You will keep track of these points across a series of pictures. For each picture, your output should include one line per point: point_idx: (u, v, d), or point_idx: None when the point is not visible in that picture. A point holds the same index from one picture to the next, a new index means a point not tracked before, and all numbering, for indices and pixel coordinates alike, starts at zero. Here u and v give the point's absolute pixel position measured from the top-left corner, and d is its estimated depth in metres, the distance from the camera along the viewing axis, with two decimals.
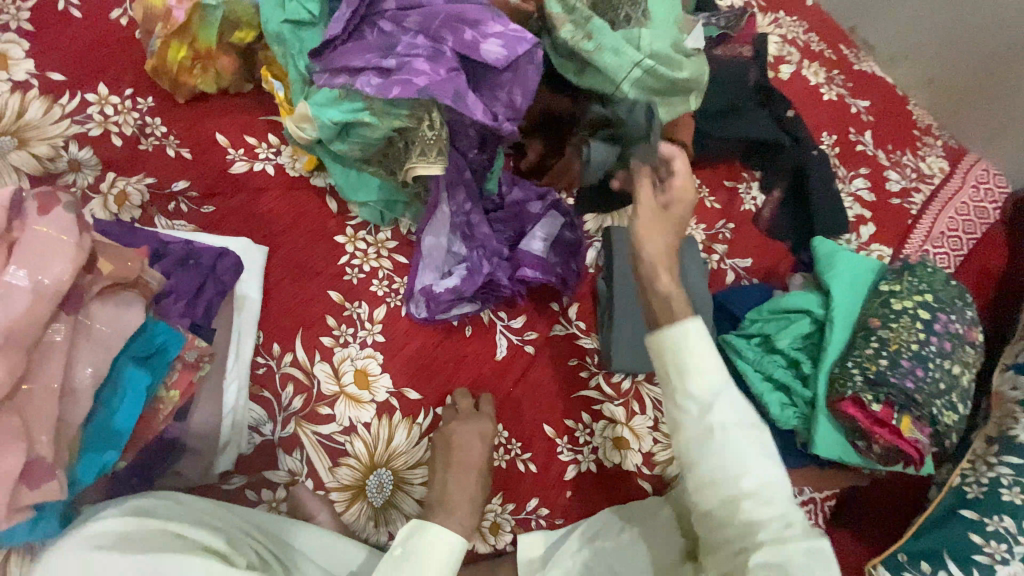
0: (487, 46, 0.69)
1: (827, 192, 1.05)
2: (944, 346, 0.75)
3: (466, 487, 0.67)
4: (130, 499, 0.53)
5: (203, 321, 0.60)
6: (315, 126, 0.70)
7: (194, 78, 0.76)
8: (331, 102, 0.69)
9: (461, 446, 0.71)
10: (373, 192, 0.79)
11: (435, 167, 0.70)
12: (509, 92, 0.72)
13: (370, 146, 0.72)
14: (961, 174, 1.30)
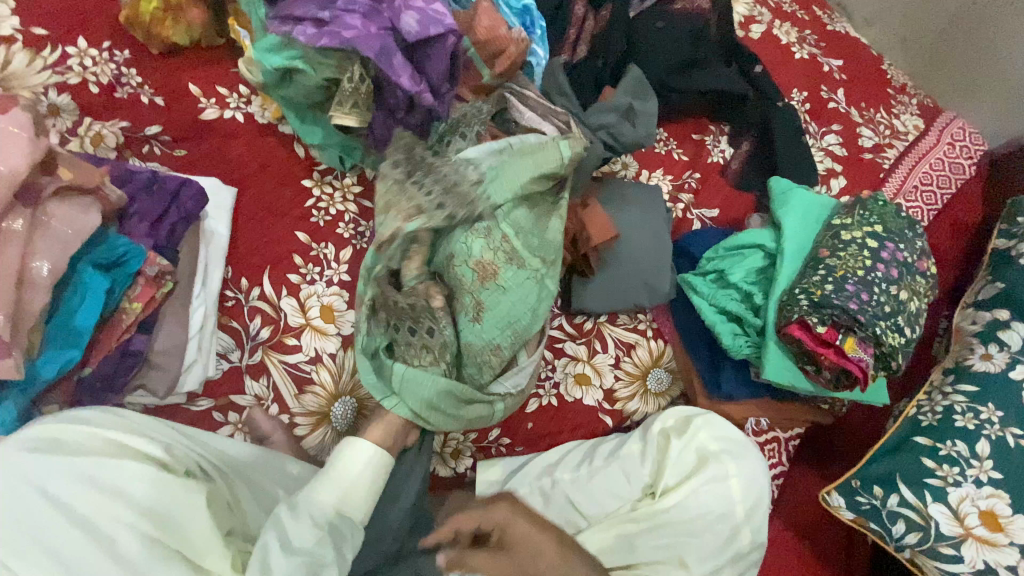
0: (406, 17, 0.72)
1: (792, 143, 1.08)
2: (891, 273, 0.76)
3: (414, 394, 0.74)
4: (78, 409, 0.57)
5: (166, 243, 0.64)
6: (260, 70, 0.75)
7: (166, 29, 0.79)
8: (273, 49, 0.73)
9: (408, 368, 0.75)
10: (322, 136, 0.82)
11: (350, 119, 0.74)
12: (439, 62, 0.75)
13: (310, 93, 0.77)
14: (935, 132, 1.31)
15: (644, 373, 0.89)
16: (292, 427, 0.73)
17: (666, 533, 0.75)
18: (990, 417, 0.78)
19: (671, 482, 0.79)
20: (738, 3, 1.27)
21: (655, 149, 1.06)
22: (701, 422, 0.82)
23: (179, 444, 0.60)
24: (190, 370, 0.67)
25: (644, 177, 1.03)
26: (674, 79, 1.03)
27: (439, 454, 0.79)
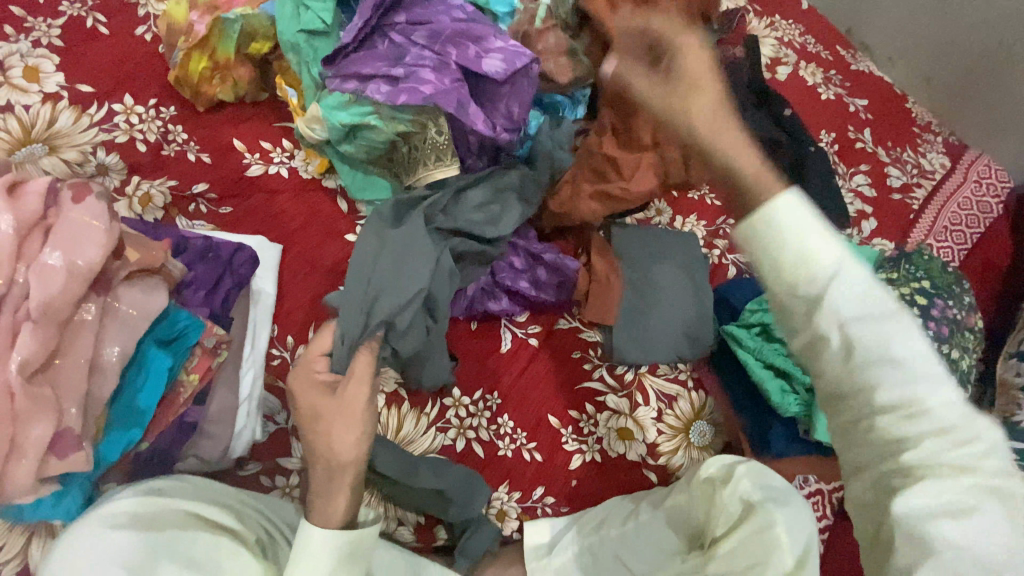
0: (489, 60, 0.74)
1: (826, 187, 1.07)
2: (941, 331, 0.76)
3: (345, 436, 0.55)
4: (158, 478, 0.56)
5: (221, 311, 0.64)
6: (325, 127, 0.76)
7: (213, 87, 0.80)
8: (341, 106, 0.74)
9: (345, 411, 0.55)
10: (376, 190, 0.82)
11: (451, 168, 0.77)
12: (507, 103, 0.76)
13: (375, 148, 0.77)
14: (961, 171, 1.31)
15: (686, 426, 0.88)
16: None
17: None
18: None
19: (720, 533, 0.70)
20: (764, 45, 1.28)
21: (688, 194, 1.06)
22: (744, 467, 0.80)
23: (245, 511, 0.58)
24: (239, 438, 0.66)
25: (679, 224, 1.04)
26: None
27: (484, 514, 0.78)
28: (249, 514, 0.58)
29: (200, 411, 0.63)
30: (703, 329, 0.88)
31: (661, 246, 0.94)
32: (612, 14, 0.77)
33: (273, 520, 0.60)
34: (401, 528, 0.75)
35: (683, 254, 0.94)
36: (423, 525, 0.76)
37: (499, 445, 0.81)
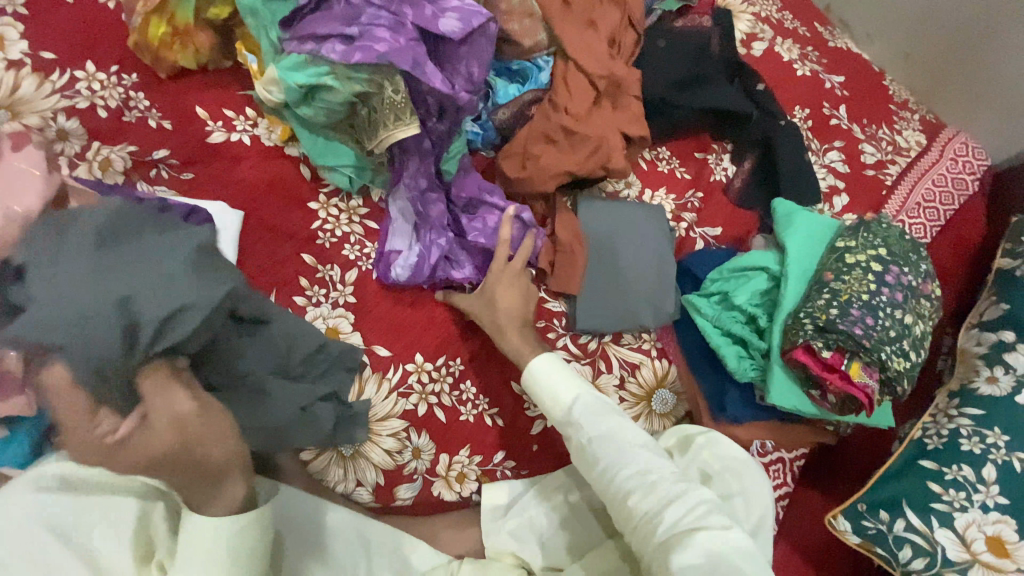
0: (445, 20, 0.76)
1: (795, 161, 1.08)
2: (896, 297, 0.76)
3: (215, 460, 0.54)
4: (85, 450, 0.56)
5: None
6: (281, 89, 0.74)
7: (174, 53, 0.80)
8: (297, 67, 0.73)
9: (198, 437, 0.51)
10: (340, 158, 0.81)
11: (411, 127, 0.75)
12: (466, 65, 0.79)
13: (334, 111, 0.76)
14: (936, 148, 1.32)
15: (648, 394, 0.89)
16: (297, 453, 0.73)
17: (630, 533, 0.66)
18: (996, 442, 0.78)
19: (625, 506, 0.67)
20: (740, 20, 1.28)
21: (658, 167, 1.06)
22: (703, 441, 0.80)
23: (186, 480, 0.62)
24: None
25: (647, 197, 1.04)
26: (678, 97, 1.02)
27: (444, 477, 0.79)
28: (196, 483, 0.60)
29: None
30: (662, 297, 0.90)
31: (629, 219, 0.94)
32: (559, 23, 0.91)
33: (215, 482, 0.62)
34: (359, 488, 0.77)
35: (649, 226, 0.95)
36: (382, 487, 0.77)
37: (460, 410, 0.82)
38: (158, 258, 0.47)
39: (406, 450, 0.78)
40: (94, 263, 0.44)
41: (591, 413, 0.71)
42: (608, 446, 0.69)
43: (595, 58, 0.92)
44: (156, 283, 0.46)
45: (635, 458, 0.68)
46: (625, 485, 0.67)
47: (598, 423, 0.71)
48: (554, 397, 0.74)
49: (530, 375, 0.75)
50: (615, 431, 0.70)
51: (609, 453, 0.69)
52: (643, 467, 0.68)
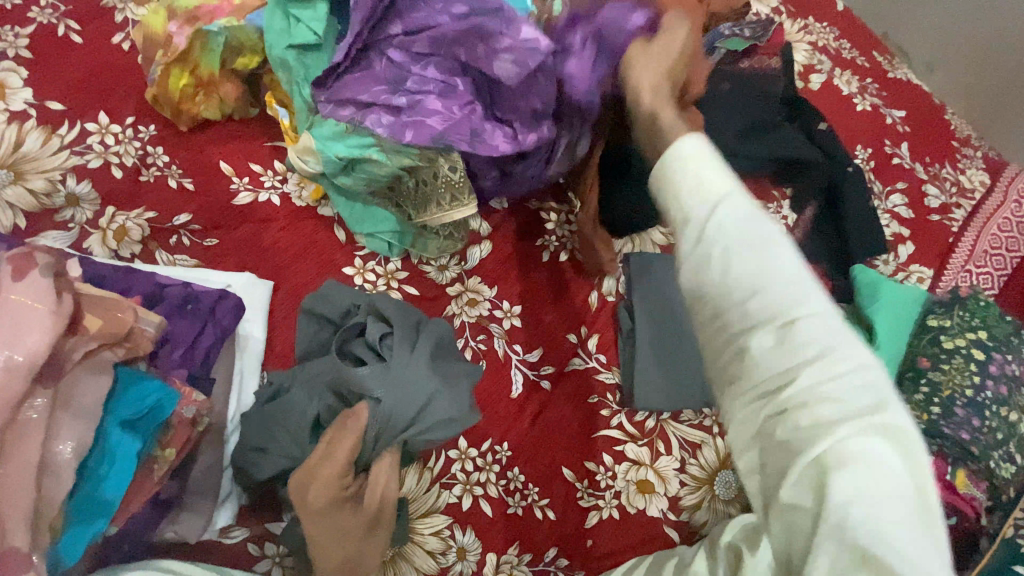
0: (500, 64, 0.63)
1: (863, 213, 0.99)
2: (1000, 391, 0.68)
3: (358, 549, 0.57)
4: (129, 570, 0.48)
5: (201, 370, 0.57)
6: (317, 160, 0.68)
7: (197, 105, 0.72)
8: (337, 137, 0.67)
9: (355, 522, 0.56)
10: (378, 224, 0.76)
11: (467, 206, 0.70)
12: (527, 102, 0.66)
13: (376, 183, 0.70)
14: (1002, 189, 1.23)
15: (711, 478, 0.81)
16: None
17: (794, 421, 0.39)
18: None
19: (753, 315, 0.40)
20: (796, 51, 1.19)
21: None
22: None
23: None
24: (225, 504, 0.61)
25: None
26: (741, 143, 0.94)
27: None
28: None
29: (179, 483, 0.57)
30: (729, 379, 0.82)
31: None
32: None
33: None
34: None
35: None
36: None
37: (508, 501, 0.75)
38: (448, 371, 0.62)
39: (451, 550, 0.71)
40: (429, 370, 0.61)
41: (746, 223, 0.42)
42: (742, 272, 0.40)
43: None
44: (444, 400, 0.60)
45: (799, 293, 0.40)
46: (771, 387, 0.40)
47: (818, 330, 0.39)
48: (709, 186, 0.43)
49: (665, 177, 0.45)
50: (753, 255, 0.41)
51: (742, 280, 0.40)
52: (783, 312, 0.39)
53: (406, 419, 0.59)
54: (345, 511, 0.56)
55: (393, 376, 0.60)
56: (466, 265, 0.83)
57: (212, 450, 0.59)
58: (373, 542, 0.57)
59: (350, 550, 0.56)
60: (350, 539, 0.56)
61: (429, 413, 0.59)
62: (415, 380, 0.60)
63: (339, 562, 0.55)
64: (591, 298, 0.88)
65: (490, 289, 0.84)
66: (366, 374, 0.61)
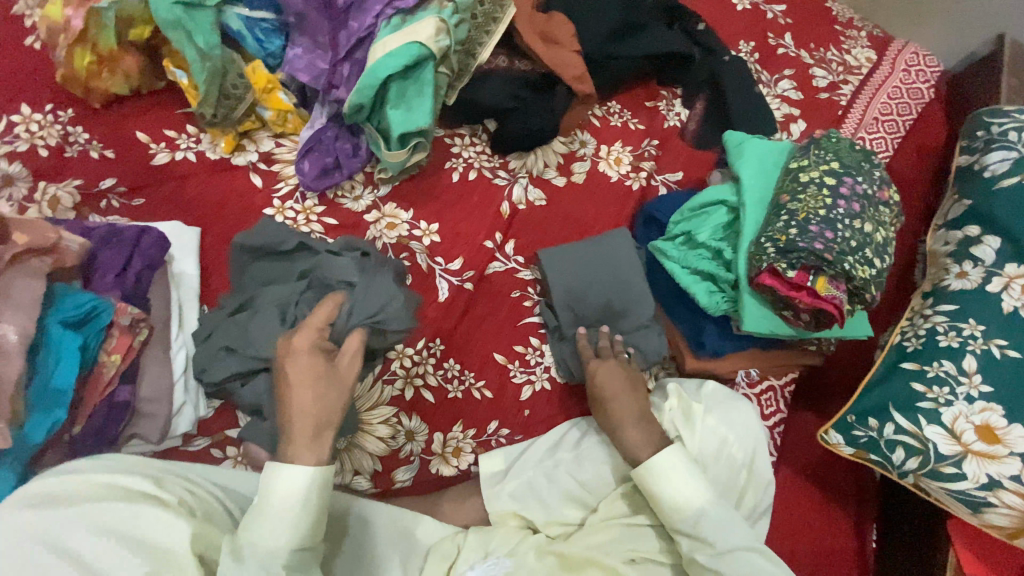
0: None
1: (745, 96, 1.07)
2: (853, 207, 0.76)
3: (323, 397, 0.61)
4: (75, 462, 0.58)
5: (135, 291, 0.68)
6: (383, 47, 0.80)
7: (104, 81, 0.81)
8: (394, 26, 0.82)
9: (319, 391, 0.61)
10: (414, 109, 0.83)
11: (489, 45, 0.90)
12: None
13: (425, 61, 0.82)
14: (889, 61, 1.30)
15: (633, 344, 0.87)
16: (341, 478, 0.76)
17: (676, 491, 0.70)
18: (972, 332, 0.78)
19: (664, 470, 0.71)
20: None
21: (611, 122, 1.04)
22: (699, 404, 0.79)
23: (168, 479, 0.60)
24: (181, 411, 0.68)
25: (604, 153, 1.01)
26: (616, 48, 1.02)
27: (440, 454, 0.79)
28: (168, 481, 0.60)
29: (133, 390, 0.66)
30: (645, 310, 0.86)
31: (602, 250, 0.88)
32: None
33: (198, 484, 0.62)
34: (356, 479, 0.76)
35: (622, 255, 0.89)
36: (380, 473, 0.77)
37: (448, 388, 0.82)
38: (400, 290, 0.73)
39: (399, 434, 0.78)
40: (387, 285, 0.72)
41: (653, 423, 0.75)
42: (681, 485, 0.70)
43: (524, 21, 0.95)
44: (395, 305, 0.70)
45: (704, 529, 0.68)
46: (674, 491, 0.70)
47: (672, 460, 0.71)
48: (682, 500, 0.69)
49: (650, 486, 0.71)
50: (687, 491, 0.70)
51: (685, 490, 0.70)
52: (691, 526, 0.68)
53: (368, 313, 0.69)
54: (321, 365, 0.63)
55: (364, 287, 0.71)
56: (380, 193, 0.88)
57: (159, 364, 0.68)
58: (335, 401, 0.62)
59: (321, 400, 0.61)
60: (321, 397, 0.61)
61: (384, 314, 0.69)
62: (382, 289, 0.71)
63: (307, 411, 0.60)
64: (503, 207, 0.92)
65: (407, 212, 0.88)
66: (347, 278, 0.72)
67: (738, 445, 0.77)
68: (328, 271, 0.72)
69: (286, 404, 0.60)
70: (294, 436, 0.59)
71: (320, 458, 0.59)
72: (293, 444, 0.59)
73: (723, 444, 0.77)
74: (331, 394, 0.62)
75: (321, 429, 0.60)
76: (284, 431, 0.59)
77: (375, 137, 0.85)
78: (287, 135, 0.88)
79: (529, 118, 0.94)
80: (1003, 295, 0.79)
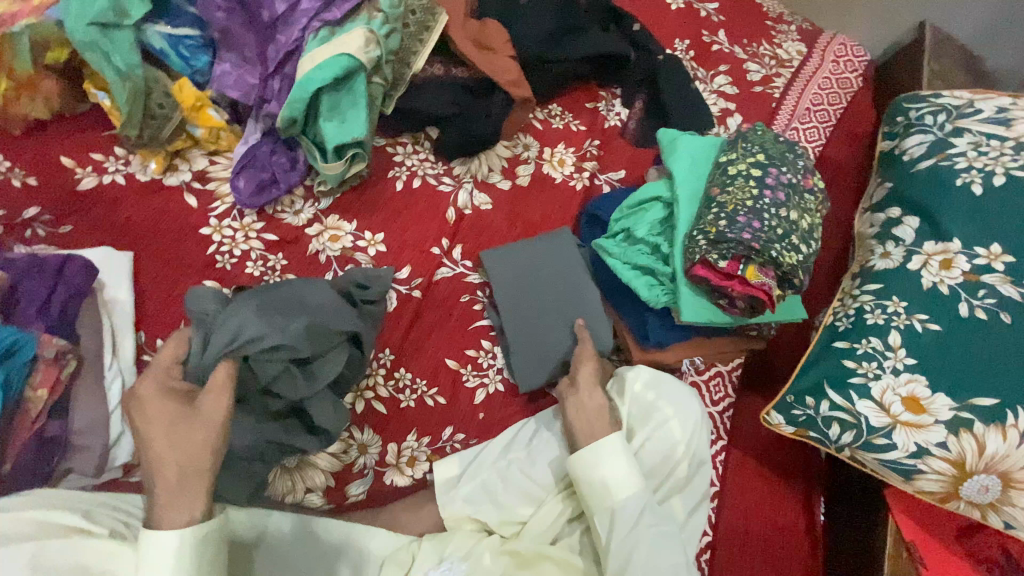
0: None
1: (681, 92, 1.10)
2: (778, 196, 0.80)
3: (185, 440, 0.58)
4: (4, 498, 0.59)
5: (60, 322, 0.66)
6: (312, 60, 0.80)
7: (23, 107, 0.78)
8: (321, 39, 0.81)
9: (179, 439, 0.58)
10: (349, 121, 0.83)
11: (423, 53, 0.90)
12: None
13: (356, 73, 0.82)
14: (819, 53, 1.35)
15: None
16: (306, 502, 0.76)
17: (604, 498, 0.69)
18: (897, 309, 0.81)
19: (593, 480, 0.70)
20: None
21: (552, 125, 1.05)
22: (633, 375, 0.79)
23: (99, 511, 0.61)
24: (119, 442, 0.67)
25: (547, 155, 1.02)
26: (552, 51, 1.03)
27: (395, 464, 0.79)
28: (100, 511, 0.61)
29: (64, 424, 0.64)
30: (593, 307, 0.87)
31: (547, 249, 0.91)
32: None
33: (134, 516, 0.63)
34: (309, 497, 0.75)
35: (566, 254, 0.91)
36: (333, 488, 0.76)
37: (400, 397, 0.82)
38: (286, 312, 0.70)
39: (352, 447, 0.78)
40: (254, 310, 0.68)
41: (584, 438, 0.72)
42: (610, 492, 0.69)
43: (458, 28, 0.96)
44: (264, 325, 0.67)
45: (637, 539, 0.66)
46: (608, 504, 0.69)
47: (601, 472, 0.70)
48: (613, 508, 0.68)
49: (585, 463, 0.70)
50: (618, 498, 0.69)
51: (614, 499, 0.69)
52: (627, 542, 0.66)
53: (227, 335, 0.65)
54: (175, 407, 0.59)
55: (221, 315, 0.68)
56: (321, 206, 0.88)
57: (92, 394, 0.67)
58: (199, 443, 0.58)
59: (179, 447, 0.57)
60: (178, 443, 0.57)
61: (245, 334, 0.66)
62: (284, 315, 0.69)
63: (164, 460, 0.57)
64: (448, 214, 0.93)
65: (350, 224, 0.88)
66: (207, 308, 0.68)
67: (676, 424, 0.76)
68: (190, 306, 0.69)
69: (144, 454, 0.57)
70: (158, 491, 0.57)
71: (192, 509, 0.57)
72: (159, 499, 0.56)
73: (663, 421, 0.76)
74: (195, 437, 0.58)
75: (186, 478, 0.57)
76: (148, 485, 0.57)
77: (312, 150, 0.85)
78: (221, 152, 0.87)
79: (468, 124, 0.95)
80: (923, 271, 0.83)
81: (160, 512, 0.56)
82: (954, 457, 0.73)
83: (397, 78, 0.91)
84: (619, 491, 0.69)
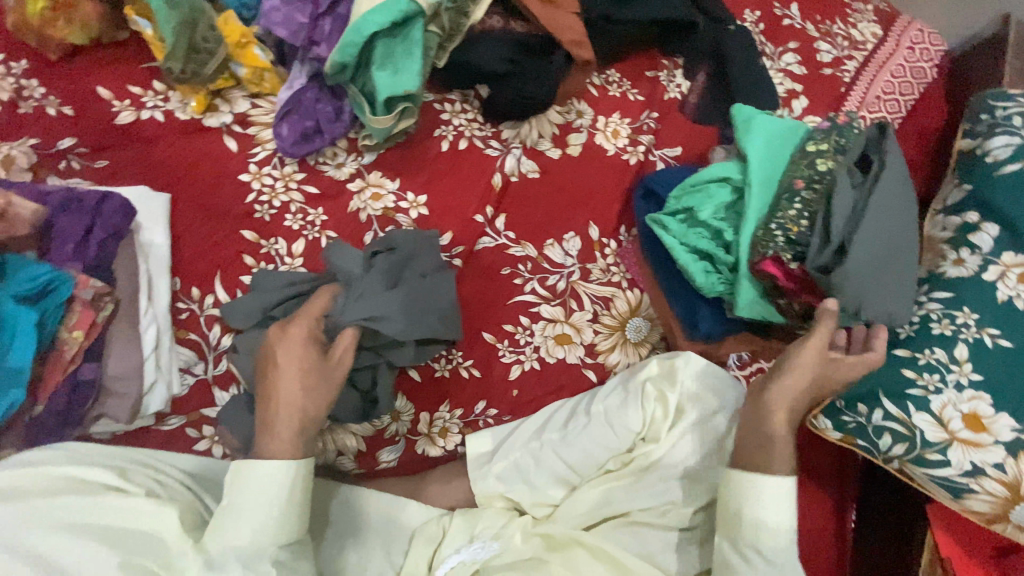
0: None
1: (751, 66, 1.02)
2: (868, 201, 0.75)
3: (311, 390, 0.59)
4: None
5: (97, 263, 0.65)
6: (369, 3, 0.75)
7: (60, 30, 0.75)
8: None
9: (303, 386, 0.58)
10: (400, 72, 0.77)
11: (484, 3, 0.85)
12: None
13: (410, 20, 0.78)
14: (894, 37, 1.26)
15: (622, 324, 0.85)
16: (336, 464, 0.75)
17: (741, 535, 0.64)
18: (965, 321, 0.77)
19: (768, 516, 0.64)
20: None
21: (609, 92, 0.99)
22: (683, 363, 0.76)
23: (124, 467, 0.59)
24: (152, 389, 0.65)
25: (602, 125, 0.96)
26: (615, 14, 0.97)
27: (426, 434, 0.76)
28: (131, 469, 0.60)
29: (98, 368, 0.63)
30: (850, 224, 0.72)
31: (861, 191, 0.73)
32: None
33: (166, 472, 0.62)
34: (340, 460, 0.74)
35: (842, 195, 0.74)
36: (365, 453, 0.74)
37: (433, 365, 0.78)
38: (422, 307, 0.71)
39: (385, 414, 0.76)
40: (396, 299, 0.69)
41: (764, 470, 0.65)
42: (779, 534, 0.64)
43: None
44: (402, 323, 0.69)
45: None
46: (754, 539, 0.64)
47: (771, 506, 0.64)
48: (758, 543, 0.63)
49: (739, 481, 0.65)
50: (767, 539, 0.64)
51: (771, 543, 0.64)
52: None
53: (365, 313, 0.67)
54: (314, 355, 0.60)
55: (367, 282, 0.69)
56: (363, 161, 0.83)
57: (127, 340, 0.65)
58: (325, 397, 0.59)
59: (309, 395, 0.58)
60: (310, 391, 0.59)
61: (381, 322, 0.68)
62: (415, 311, 0.71)
63: (294, 402, 0.58)
64: (495, 179, 0.88)
65: (393, 181, 0.84)
66: (352, 269, 0.71)
67: (723, 416, 0.74)
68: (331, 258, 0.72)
69: (275, 388, 0.58)
70: (277, 425, 0.57)
71: (301, 453, 0.57)
72: (276, 435, 0.57)
73: (708, 414, 0.74)
74: (322, 389, 0.59)
75: (307, 424, 0.58)
76: (268, 418, 0.57)
77: (358, 100, 0.80)
78: (263, 95, 0.82)
79: (523, 84, 0.89)
80: (998, 284, 0.78)
81: (273, 447, 0.56)
82: (1008, 479, 0.70)
83: (455, 29, 0.85)
84: (766, 528, 0.64)
